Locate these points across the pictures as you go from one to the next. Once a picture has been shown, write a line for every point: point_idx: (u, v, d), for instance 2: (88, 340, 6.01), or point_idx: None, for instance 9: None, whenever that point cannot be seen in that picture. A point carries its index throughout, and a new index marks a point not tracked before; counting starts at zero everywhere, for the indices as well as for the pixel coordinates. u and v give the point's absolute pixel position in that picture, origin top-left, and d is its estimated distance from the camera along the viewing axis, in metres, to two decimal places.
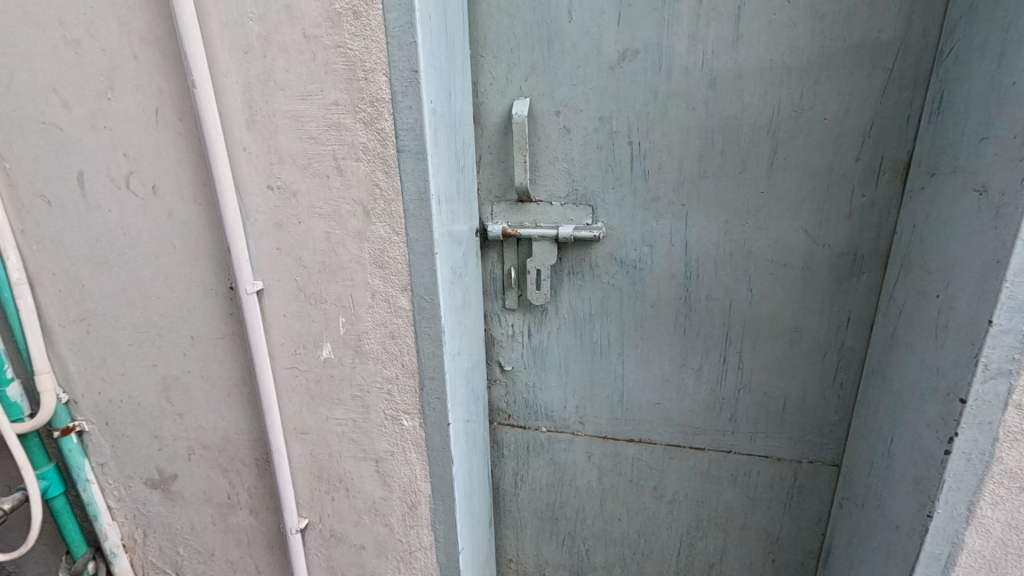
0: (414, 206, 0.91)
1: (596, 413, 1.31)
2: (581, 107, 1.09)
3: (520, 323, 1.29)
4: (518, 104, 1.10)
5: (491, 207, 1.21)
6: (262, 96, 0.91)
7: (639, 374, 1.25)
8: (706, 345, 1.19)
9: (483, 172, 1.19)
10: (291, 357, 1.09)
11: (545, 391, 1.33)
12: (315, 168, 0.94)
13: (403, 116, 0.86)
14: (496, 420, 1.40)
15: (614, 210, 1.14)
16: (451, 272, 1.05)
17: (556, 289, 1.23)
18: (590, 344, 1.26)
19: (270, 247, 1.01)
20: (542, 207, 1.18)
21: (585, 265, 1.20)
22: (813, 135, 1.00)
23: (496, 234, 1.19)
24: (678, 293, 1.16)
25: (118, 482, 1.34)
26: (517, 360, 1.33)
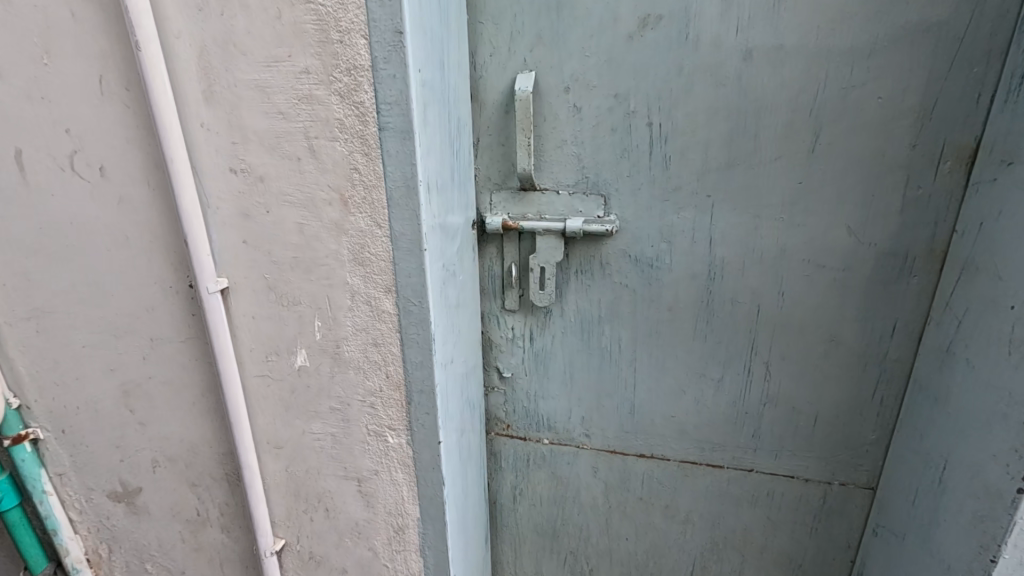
0: (399, 195, 0.77)
1: (604, 425, 1.20)
2: (594, 83, 0.95)
3: (521, 326, 1.17)
4: (522, 79, 0.96)
5: (490, 196, 1.08)
6: (221, 63, 0.78)
7: (652, 384, 1.13)
8: (728, 354, 1.07)
9: (481, 156, 1.06)
10: (262, 364, 0.96)
11: (548, 400, 1.22)
12: (284, 148, 0.80)
13: (386, 87, 0.73)
14: (494, 430, 1.29)
15: (629, 201, 1.01)
16: (444, 271, 0.92)
17: (562, 289, 1.11)
18: (597, 351, 1.14)
19: (235, 240, 0.88)
20: (548, 196, 1.05)
21: (595, 263, 1.07)
22: (862, 117, 0.86)
23: (495, 227, 1.06)
24: (699, 296, 1.04)
25: (79, 494, 1.23)
26: (518, 366, 1.21)
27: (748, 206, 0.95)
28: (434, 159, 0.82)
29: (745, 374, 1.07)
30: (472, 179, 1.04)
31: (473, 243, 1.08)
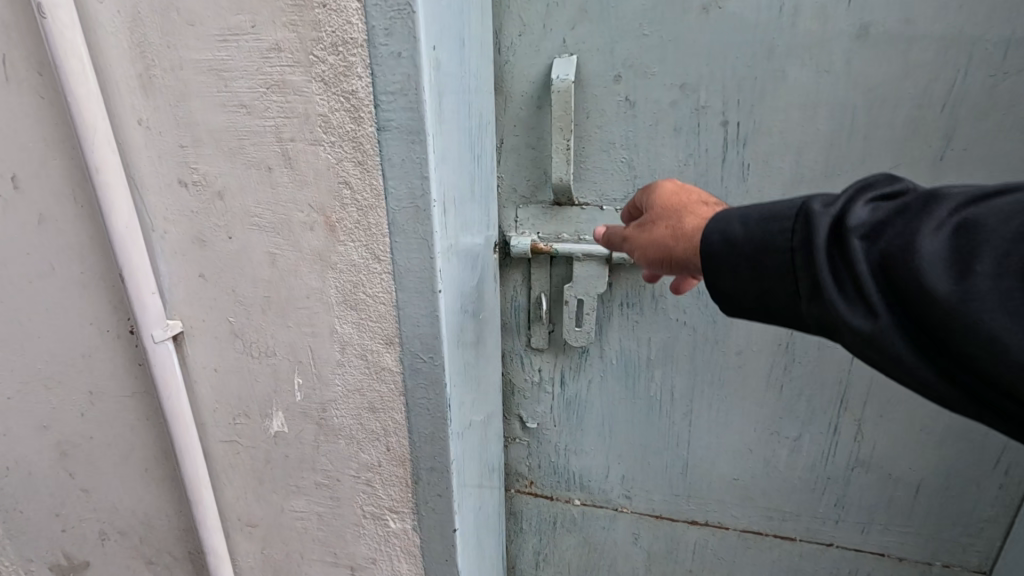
0: (405, 219, 0.57)
1: (648, 487, 1.00)
2: (653, 69, 0.74)
3: (550, 368, 0.97)
4: (561, 64, 0.75)
5: (515, 211, 0.87)
6: (160, 37, 0.56)
7: (710, 441, 0.94)
8: (810, 408, 0.87)
9: (505, 162, 0.85)
10: (230, 427, 0.76)
11: (581, 455, 1.02)
12: (250, 155, 0.59)
13: (389, 70, 0.51)
14: (514, 487, 1.08)
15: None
16: (462, 313, 0.72)
17: (602, 326, 0.92)
18: (644, 400, 0.94)
19: (189, 273, 0.67)
20: (589, 212, 0.84)
21: (646, 293, 0.88)
22: (1013, 115, 0.66)
23: (522, 250, 0.86)
24: (777, 336, 0.85)
25: (14, 566, 1.01)
26: (545, 416, 1.01)
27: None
28: (451, 170, 0.62)
29: (828, 429, 0.88)
30: (492, 191, 0.83)
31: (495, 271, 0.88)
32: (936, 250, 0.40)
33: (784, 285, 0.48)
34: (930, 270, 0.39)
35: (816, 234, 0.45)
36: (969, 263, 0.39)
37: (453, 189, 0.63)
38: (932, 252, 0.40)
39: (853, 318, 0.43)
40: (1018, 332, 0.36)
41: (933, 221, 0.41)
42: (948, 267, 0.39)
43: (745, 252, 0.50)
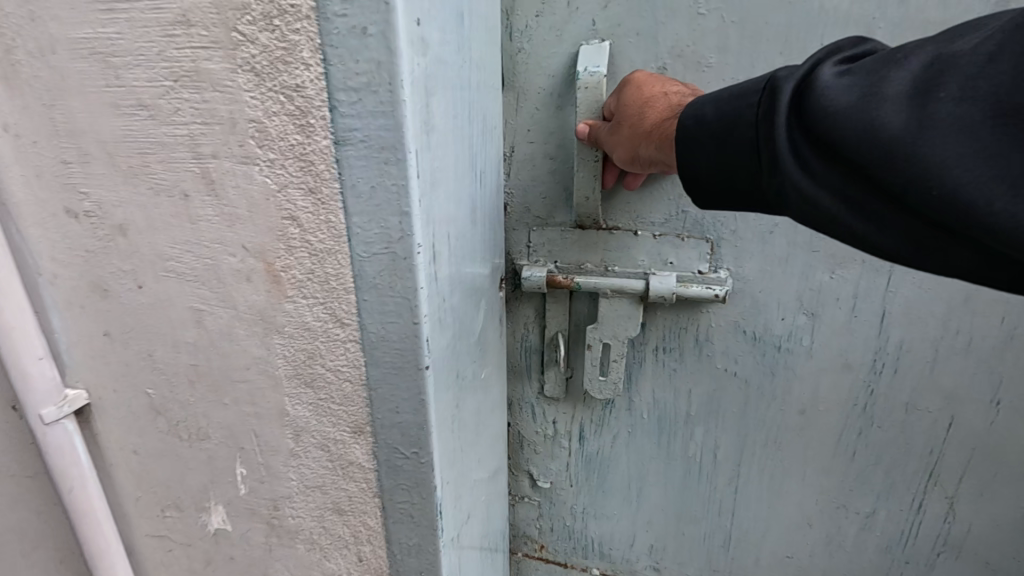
0: (378, 272, 0.39)
1: (681, 561, 0.90)
2: (710, 59, 0.61)
3: (566, 420, 0.85)
4: (588, 53, 0.62)
5: (527, 235, 0.74)
6: (20, 5, 0.39)
7: (760, 511, 0.83)
8: (884, 480, 0.76)
9: (516, 176, 0.72)
10: (159, 520, 0.59)
11: (604, 520, 0.90)
12: (157, 177, 0.41)
13: (350, 54, 0.34)
14: (523, 550, 0.97)
15: (749, 248, 0.69)
16: (468, 386, 0.55)
17: (631, 376, 0.79)
18: (683, 462, 0.83)
19: (92, 330, 0.50)
20: (620, 239, 0.71)
21: (686, 336, 0.75)
22: None
23: (537, 283, 0.72)
24: (852, 396, 0.73)
25: None
26: (560, 474, 0.88)
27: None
28: (448, 205, 0.44)
29: (910, 507, 0.77)
30: (499, 220, 0.65)
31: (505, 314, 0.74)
32: (900, 90, 0.37)
33: (740, 158, 0.47)
34: (886, 112, 0.37)
35: (776, 101, 0.43)
36: (926, 97, 0.36)
37: (446, 234, 0.44)
38: (891, 93, 0.37)
39: (809, 186, 0.41)
40: (968, 171, 0.34)
41: (893, 65, 0.38)
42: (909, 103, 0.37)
43: (709, 134, 0.49)
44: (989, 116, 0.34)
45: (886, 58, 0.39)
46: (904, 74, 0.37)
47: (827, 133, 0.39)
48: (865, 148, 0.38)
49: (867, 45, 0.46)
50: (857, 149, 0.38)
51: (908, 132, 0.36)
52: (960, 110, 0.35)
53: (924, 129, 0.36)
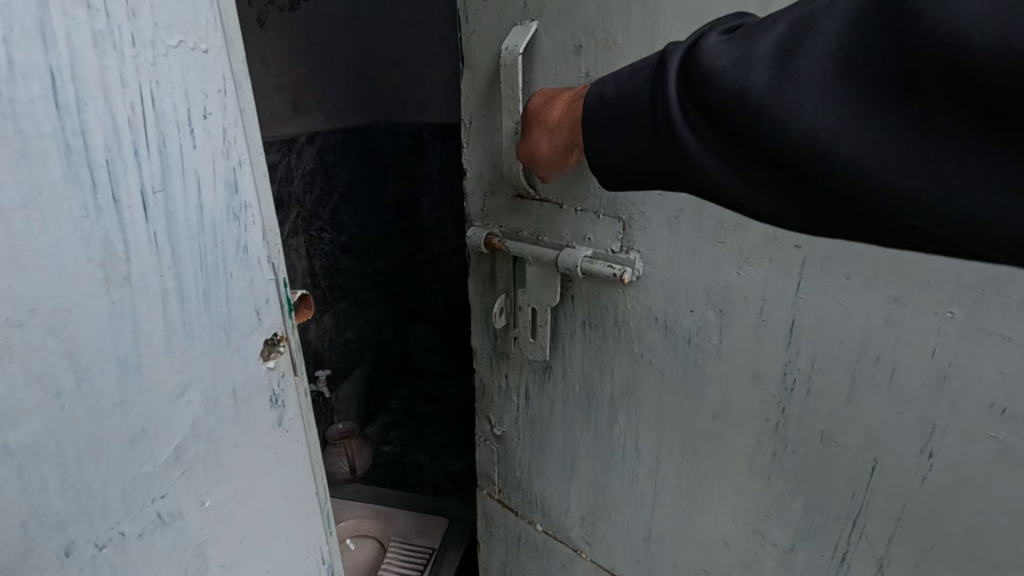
0: None
1: (609, 543, 1.09)
2: (615, 38, 0.76)
3: (517, 381, 1.12)
4: (515, 34, 0.83)
5: (481, 197, 0.99)
6: None
7: (677, 512, 0.96)
8: (800, 518, 0.81)
9: (473, 146, 0.97)
10: None
11: (542, 477, 1.17)
12: None
13: None
14: (489, 490, 1.31)
15: (656, 233, 0.81)
16: (140, 538, 0.35)
17: (564, 348, 1.01)
18: (615, 445, 1.00)
19: None
20: (544, 214, 0.91)
21: (603, 316, 0.93)
22: None
23: (477, 242, 0.99)
24: (765, 412, 0.79)
25: None
26: (509, 426, 1.19)
27: (858, 261, 0.65)
28: None
29: (831, 555, 0.79)
30: (258, 258, 0.43)
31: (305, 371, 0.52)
32: (769, 52, 0.40)
33: (641, 138, 0.50)
34: (759, 73, 0.40)
35: (665, 73, 0.46)
36: (794, 57, 0.39)
37: None
38: (762, 56, 0.40)
39: (697, 153, 0.45)
40: (831, 126, 0.38)
41: (760, 32, 0.42)
42: (779, 66, 0.40)
43: (609, 117, 0.52)
44: (844, 73, 0.37)
45: (755, 26, 0.43)
46: (770, 39, 0.41)
47: (712, 96, 0.42)
48: (745, 110, 0.40)
49: (741, 19, 0.50)
50: (738, 110, 0.41)
51: (778, 91, 0.39)
52: (823, 69, 0.38)
53: (792, 88, 0.39)
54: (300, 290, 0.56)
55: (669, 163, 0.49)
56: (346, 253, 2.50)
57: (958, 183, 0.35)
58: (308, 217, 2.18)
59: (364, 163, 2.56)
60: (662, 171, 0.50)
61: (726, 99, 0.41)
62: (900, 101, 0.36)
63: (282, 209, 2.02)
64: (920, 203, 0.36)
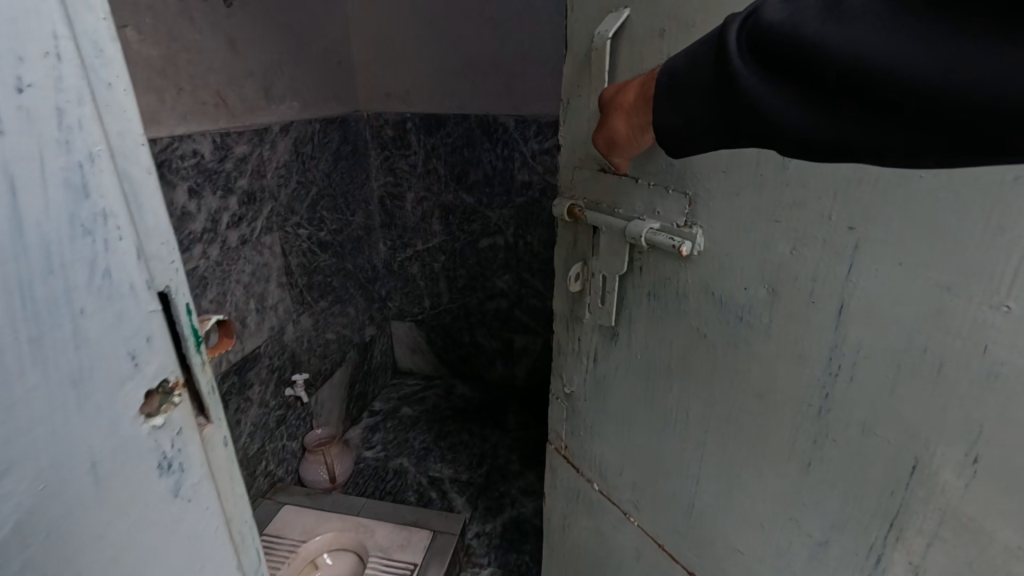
0: None
1: (654, 508, 1.08)
2: (695, 21, 0.72)
3: (592, 344, 1.09)
4: (608, 18, 0.82)
5: (571, 169, 0.99)
6: None
7: (718, 489, 0.92)
8: (835, 510, 0.75)
9: (565, 120, 0.96)
10: None
11: (602, 441, 1.16)
12: None
13: None
14: (556, 444, 1.33)
15: (719, 210, 0.78)
16: None
17: (634, 314, 0.97)
18: (665, 412, 0.97)
19: None
20: (622, 187, 0.90)
21: (670, 288, 0.89)
22: None
23: (560, 211, 1.00)
24: (807, 396, 0.73)
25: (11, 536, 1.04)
26: (579, 385, 1.17)
27: (905, 244, 0.60)
28: None
29: (865, 554, 0.73)
30: (131, 287, 0.33)
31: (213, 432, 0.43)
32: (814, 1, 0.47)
33: (704, 95, 0.56)
34: (807, 18, 0.46)
35: (721, 34, 0.53)
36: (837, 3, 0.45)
37: None
38: (807, 6, 0.47)
39: (761, 99, 0.50)
40: (877, 48, 0.43)
41: None
42: (826, 11, 0.46)
43: (675, 83, 0.58)
44: (880, 8, 0.43)
45: None
46: None
47: (769, 44, 0.48)
48: (797, 49, 0.46)
49: None
50: (794, 49, 0.46)
51: (826, 27, 0.45)
52: (863, 7, 0.44)
53: (836, 25, 0.45)
54: (216, 316, 0.46)
55: (728, 108, 0.54)
56: (325, 250, 2.35)
57: (994, 74, 0.39)
58: (282, 212, 2.03)
59: (344, 156, 2.43)
60: (724, 121, 0.55)
61: (781, 41, 0.47)
62: (931, 21, 0.41)
63: (254, 204, 1.87)
64: (973, 95, 0.40)
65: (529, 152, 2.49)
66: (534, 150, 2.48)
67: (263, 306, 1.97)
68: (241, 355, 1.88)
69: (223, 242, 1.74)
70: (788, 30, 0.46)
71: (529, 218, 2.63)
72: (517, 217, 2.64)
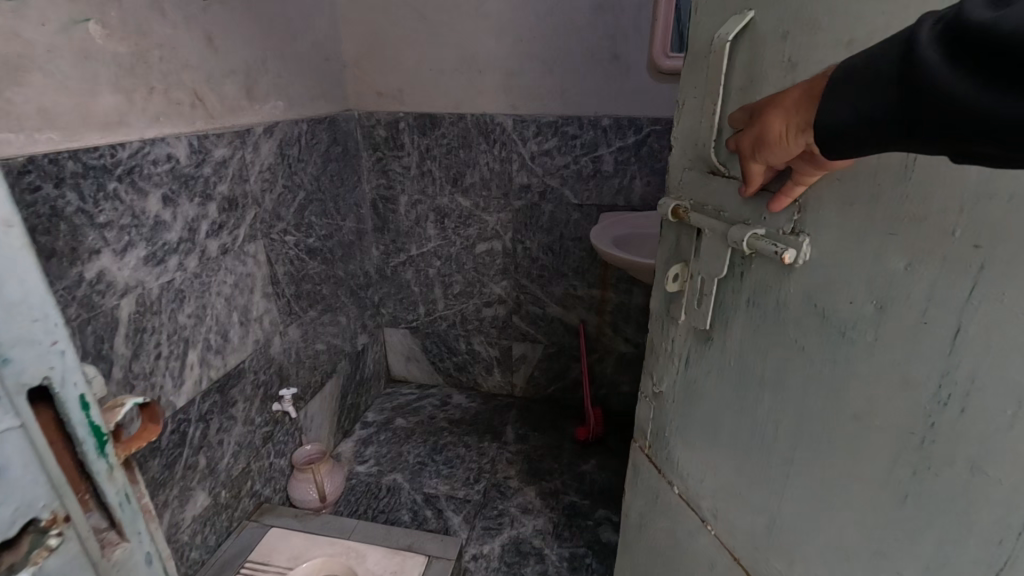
0: None
1: (733, 520, 1.05)
2: (822, 23, 0.70)
3: (685, 345, 1.10)
4: (731, 23, 0.84)
5: (681, 171, 1.01)
6: None
7: (802, 511, 0.87)
8: (932, 552, 0.68)
9: (682, 122, 0.99)
10: None
11: (687, 445, 1.16)
12: None
13: None
14: (640, 442, 1.36)
15: (829, 219, 0.74)
16: None
17: (730, 320, 0.96)
18: (754, 421, 0.94)
19: None
20: (725, 190, 0.89)
21: (769, 295, 0.87)
22: None
23: (664, 210, 1.02)
24: (907, 424, 0.68)
25: None
26: (668, 385, 1.18)
27: None
28: None
29: None
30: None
31: (128, 532, 0.50)
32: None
33: (881, 90, 0.56)
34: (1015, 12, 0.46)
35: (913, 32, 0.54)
36: None
37: None
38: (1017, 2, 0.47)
39: (953, 90, 0.50)
40: None
41: None
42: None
43: (848, 80, 0.59)
44: None
45: None
46: None
47: (973, 35, 0.49)
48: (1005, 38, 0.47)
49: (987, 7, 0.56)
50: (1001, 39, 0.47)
51: None
52: None
53: None
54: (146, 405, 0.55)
55: (908, 98, 0.54)
56: (314, 257, 2.24)
57: None
58: (268, 218, 1.92)
59: (333, 158, 2.32)
60: (900, 118, 0.55)
61: (987, 32, 0.47)
62: None
63: (236, 210, 1.76)
64: None
65: (528, 153, 2.39)
66: (533, 151, 2.38)
67: (247, 319, 1.85)
68: (224, 371, 1.77)
69: (201, 252, 1.63)
70: (991, 18, 0.47)
71: (527, 222, 2.52)
72: (515, 221, 2.54)
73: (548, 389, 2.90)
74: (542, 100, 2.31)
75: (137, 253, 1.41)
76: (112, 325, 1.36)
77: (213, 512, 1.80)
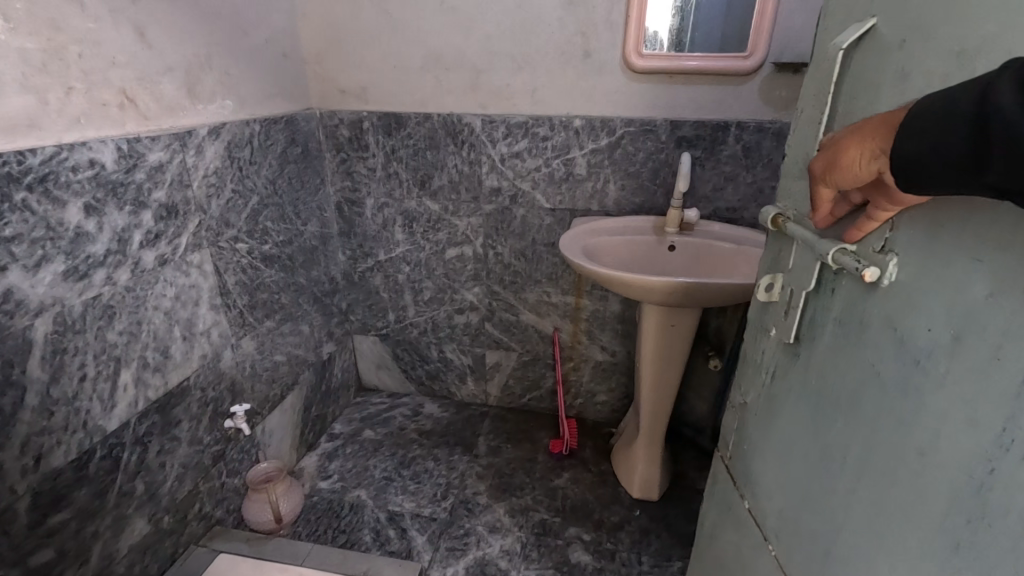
0: None
1: (791, 546, 0.97)
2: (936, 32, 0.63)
3: (772, 357, 1.04)
4: (849, 29, 0.77)
5: (789, 180, 0.97)
6: None
7: (855, 545, 0.80)
8: None
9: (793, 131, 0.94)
10: None
11: (759, 459, 1.08)
12: None
13: None
14: (722, 450, 1.29)
15: (919, 239, 0.66)
16: None
17: (816, 337, 0.88)
18: (822, 444, 0.87)
19: None
20: None
21: (856, 315, 0.78)
22: None
23: (764, 217, 0.99)
24: (966, 466, 0.61)
25: None
26: (752, 396, 1.12)
27: None
28: None
29: None
30: None
31: None
32: None
33: (958, 129, 0.53)
34: None
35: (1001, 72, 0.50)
36: None
37: None
38: None
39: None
40: None
41: None
42: None
43: (929, 115, 0.56)
44: None
45: None
46: None
47: None
48: None
49: None
50: None
51: None
52: None
53: None
54: None
55: (984, 139, 0.50)
56: (271, 264, 2.12)
57: None
58: (215, 226, 1.81)
59: (291, 160, 2.20)
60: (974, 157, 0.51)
61: None
62: None
63: (176, 218, 1.64)
64: None
65: (498, 155, 2.29)
66: (503, 153, 2.28)
67: (191, 333, 1.74)
68: (165, 390, 1.66)
69: (134, 264, 1.52)
70: None
71: (499, 226, 2.42)
72: (486, 226, 2.43)
73: (523, 398, 2.81)
74: (513, 100, 2.20)
75: (55, 268, 1.30)
76: (24, 347, 1.25)
77: (154, 539, 1.70)
